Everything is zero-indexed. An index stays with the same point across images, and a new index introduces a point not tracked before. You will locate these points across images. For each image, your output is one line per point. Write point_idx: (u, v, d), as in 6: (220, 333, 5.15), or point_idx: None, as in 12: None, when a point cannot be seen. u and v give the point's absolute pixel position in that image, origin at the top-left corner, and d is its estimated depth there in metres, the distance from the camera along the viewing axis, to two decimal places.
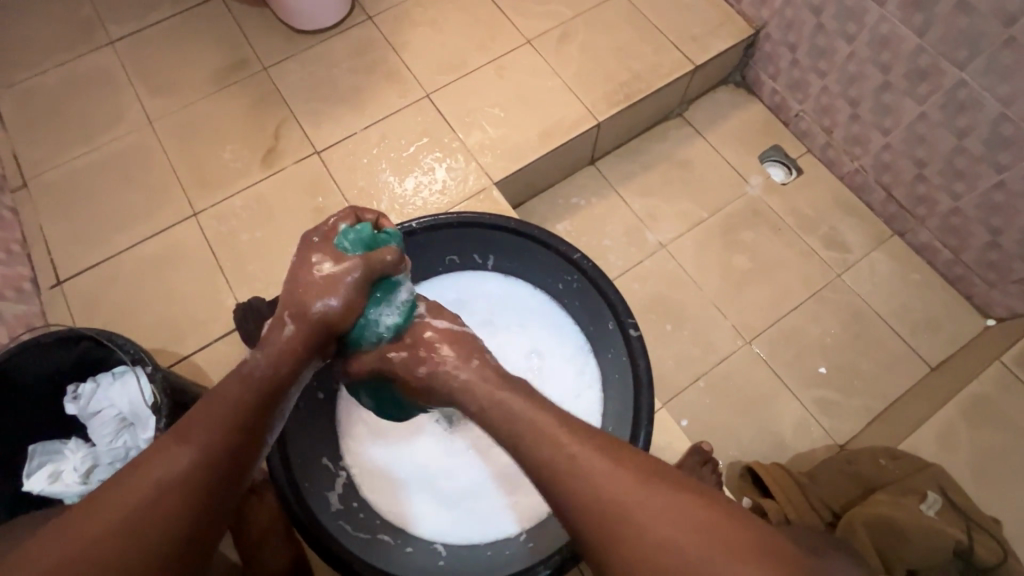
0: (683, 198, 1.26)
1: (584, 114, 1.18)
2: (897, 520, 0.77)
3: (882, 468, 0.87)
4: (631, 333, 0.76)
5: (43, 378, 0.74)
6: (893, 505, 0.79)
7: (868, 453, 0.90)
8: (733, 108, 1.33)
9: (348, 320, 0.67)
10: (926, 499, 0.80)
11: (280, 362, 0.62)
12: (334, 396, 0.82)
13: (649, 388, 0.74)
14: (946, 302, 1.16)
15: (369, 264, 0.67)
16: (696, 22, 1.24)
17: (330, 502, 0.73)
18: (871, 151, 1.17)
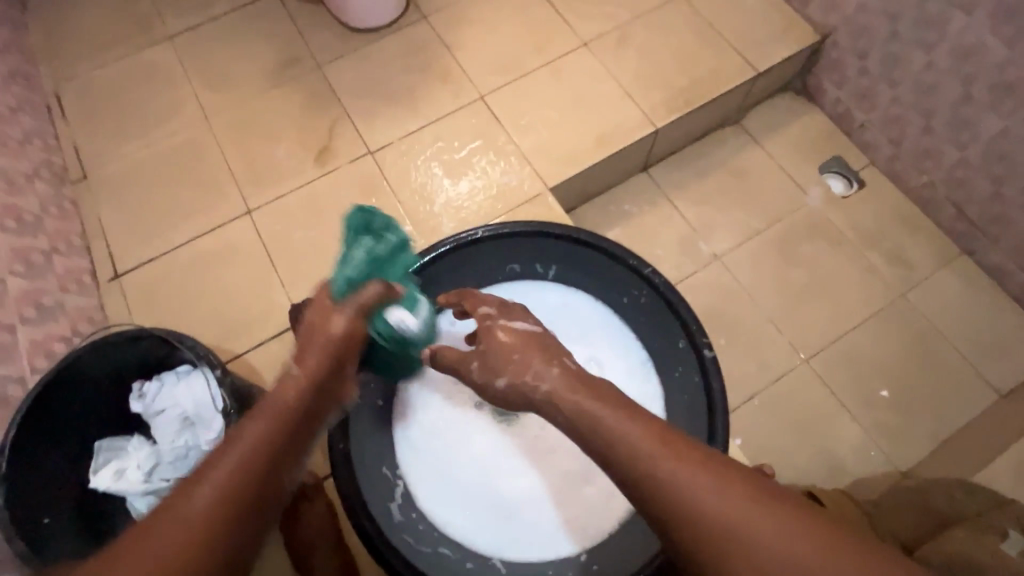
0: (739, 208, 1.22)
1: (642, 120, 1.15)
2: (978, 557, 0.73)
3: (958, 501, 0.83)
4: (706, 353, 0.76)
5: (110, 375, 0.74)
6: (971, 541, 0.75)
7: (942, 485, 0.86)
8: (793, 117, 1.29)
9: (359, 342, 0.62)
10: (1010, 538, 0.75)
11: (295, 392, 0.55)
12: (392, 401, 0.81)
13: (724, 408, 0.74)
14: (1018, 327, 1.10)
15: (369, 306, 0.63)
16: (760, 27, 1.20)
17: (391, 514, 0.74)
18: (942, 166, 1.12)
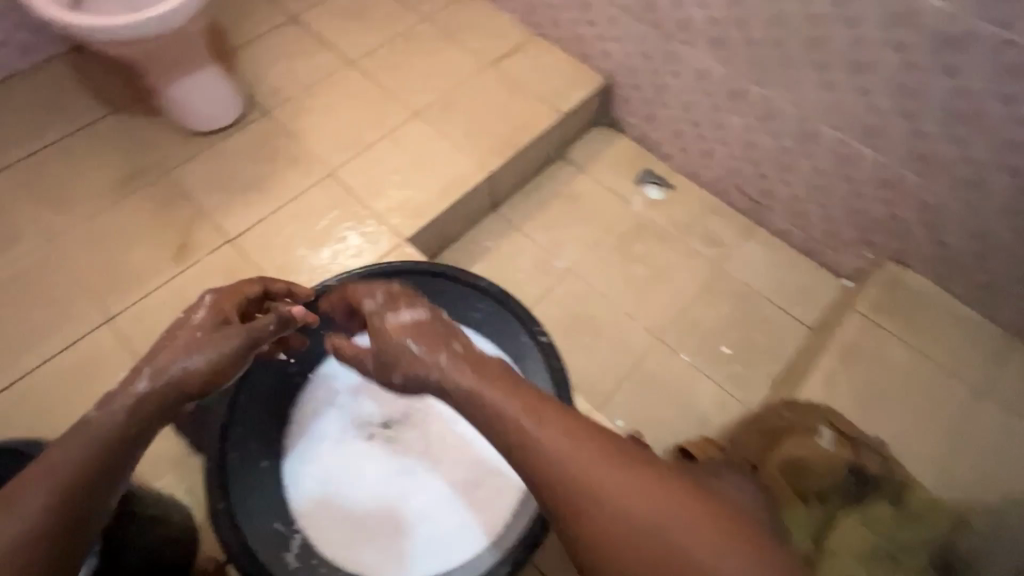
0: (579, 225, 1.42)
1: (476, 167, 1.32)
2: (805, 457, 0.89)
3: (784, 419, 0.96)
4: (541, 339, 0.88)
5: None
6: (799, 445, 0.91)
7: (771, 409, 0.98)
8: (605, 144, 1.54)
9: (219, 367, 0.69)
10: (823, 436, 0.93)
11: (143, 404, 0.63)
12: (280, 459, 0.86)
13: (565, 381, 0.84)
14: (812, 273, 1.35)
15: (252, 330, 0.72)
16: (558, 79, 1.46)
17: (286, 562, 0.77)
18: (719, 161, 1.39)
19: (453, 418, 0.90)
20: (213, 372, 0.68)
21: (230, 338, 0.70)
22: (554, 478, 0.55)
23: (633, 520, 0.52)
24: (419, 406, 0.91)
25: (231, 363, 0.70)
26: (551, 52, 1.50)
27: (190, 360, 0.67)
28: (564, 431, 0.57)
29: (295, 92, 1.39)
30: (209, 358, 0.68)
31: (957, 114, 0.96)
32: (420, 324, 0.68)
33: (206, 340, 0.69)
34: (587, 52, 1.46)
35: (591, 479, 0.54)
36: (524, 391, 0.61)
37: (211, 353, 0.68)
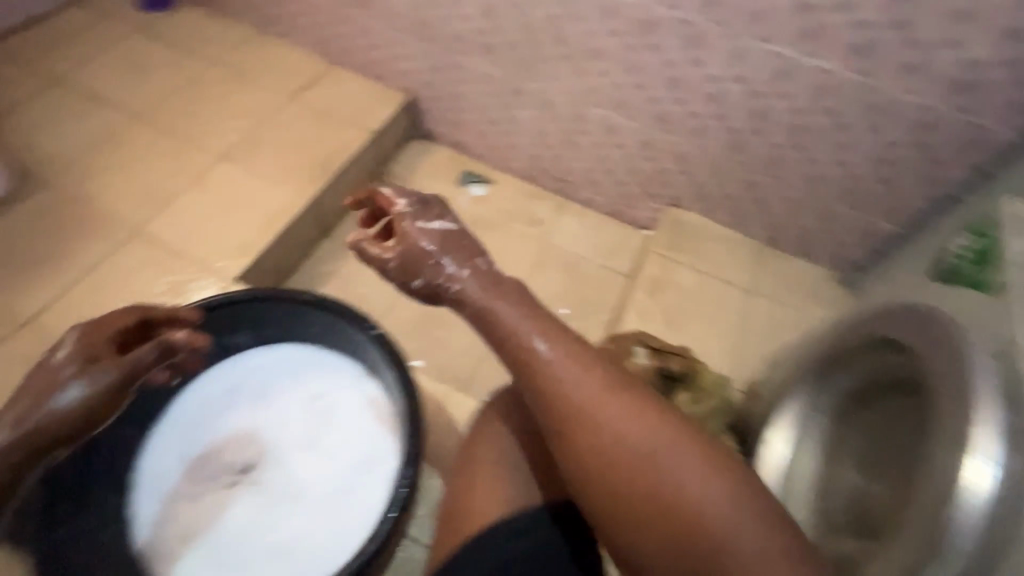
0: (412, 233, 1.51)
1: (297, 197, 1.35)
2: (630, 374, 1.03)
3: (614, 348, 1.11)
4: (377, 334, 0.92)
5: None
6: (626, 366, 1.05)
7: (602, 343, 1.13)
8: (423, 155, 1.66)
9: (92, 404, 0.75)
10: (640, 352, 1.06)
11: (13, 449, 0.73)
12: (134, 517, 0.86)
13: (403, 366, 0.90)
14: (621, 231, 1.57)
15: (124, 366, 0.76)
16: (363, 102, 1.55)
17: None
18: (523, 152, 1.56)
19: (308, 440, 0.92)
20: (87, 411, 0.75)
21: (101, 378, 0.75)
22: (556, 397, 0.68)
23: (631, 444, 0.65)
24: (273, 438, 0.92)
25: (109, 402, 0.77)
26: (352, 78, 1.58)
27: (60, 404, 0.74)
28: (571, 358, 0.69)
29: (79, 153, 1.30)
30: (78, 402, 0.74)
31: (672, 79, 1.21)
32: (443, 239, 0.76)
33: (74, 383, 0.74)
34: (385, 74, 1.56)
35: (591, 403, 0.67)
36: (538, 320, 0.72)
37: (82, 393, 0.74)
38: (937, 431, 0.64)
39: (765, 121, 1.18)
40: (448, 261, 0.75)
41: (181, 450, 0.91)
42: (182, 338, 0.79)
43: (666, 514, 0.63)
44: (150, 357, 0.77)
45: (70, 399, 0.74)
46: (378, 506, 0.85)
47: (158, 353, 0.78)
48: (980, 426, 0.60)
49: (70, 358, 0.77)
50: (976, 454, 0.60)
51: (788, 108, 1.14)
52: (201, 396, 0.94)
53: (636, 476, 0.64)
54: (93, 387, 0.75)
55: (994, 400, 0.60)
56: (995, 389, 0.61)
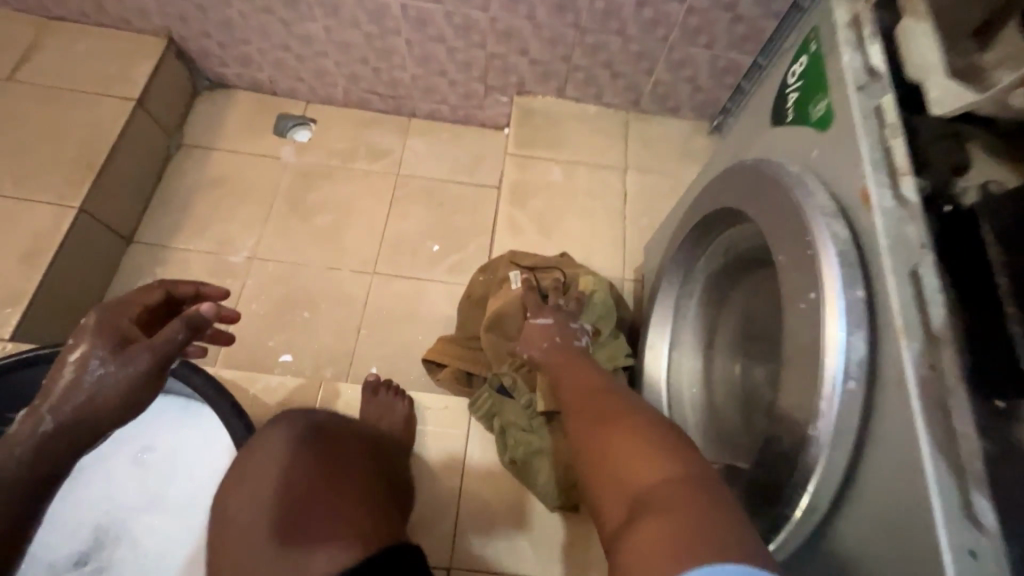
0: (238, 207, 1.27)
1: (59, 209, 1.06)
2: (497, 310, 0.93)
3: (484, 282, 1.02)
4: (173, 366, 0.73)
5: None
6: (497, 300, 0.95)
7: (473, 279, 1.05)
8: (222, 109, 1.36)
9: (140, 385, 0.55)
10: (510, 279, 0.97)
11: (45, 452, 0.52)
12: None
13: (220, 389, 0.72)
14: (478, 137, 1.38)
15: (159, 349, 0.55)
16: (112, 62, 1.21)
17: None
18: (336, 75, 1.30)
19: (149, 499, 0.77)
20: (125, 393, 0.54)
21: (137, 354, 0.55)
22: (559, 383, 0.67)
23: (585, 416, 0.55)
24: (106, 510, 0.77)
25: (151, 382, 0.55)
26: (87, 34, 1.23)
27: (95, 396, 0.54)
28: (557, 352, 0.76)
29: None
30: (119, 390, 0.54)
31: None
32: (547, 329, 0.81)
33: (109, 369, 0.54)
34: (125, 18, 1.21)
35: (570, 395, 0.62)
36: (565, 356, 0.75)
37: (119, 380, 0.54)
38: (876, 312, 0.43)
39: None
40: (545, 341, 0.79)
41: None
42: (210, 308, 0.55)
43: (619, 479, 0.46)
44: (184, 336, 0.56)
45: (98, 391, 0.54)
46: None
47: (191, 332, 0.56)
48: (822, 314, 0.44)
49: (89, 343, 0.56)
50: (825, 355, 0.43)
51: None
52: None
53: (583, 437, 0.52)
54: (132, 361, 0.55)
55: (832, 277, 0.44)
56: (837, 255, 0.44)
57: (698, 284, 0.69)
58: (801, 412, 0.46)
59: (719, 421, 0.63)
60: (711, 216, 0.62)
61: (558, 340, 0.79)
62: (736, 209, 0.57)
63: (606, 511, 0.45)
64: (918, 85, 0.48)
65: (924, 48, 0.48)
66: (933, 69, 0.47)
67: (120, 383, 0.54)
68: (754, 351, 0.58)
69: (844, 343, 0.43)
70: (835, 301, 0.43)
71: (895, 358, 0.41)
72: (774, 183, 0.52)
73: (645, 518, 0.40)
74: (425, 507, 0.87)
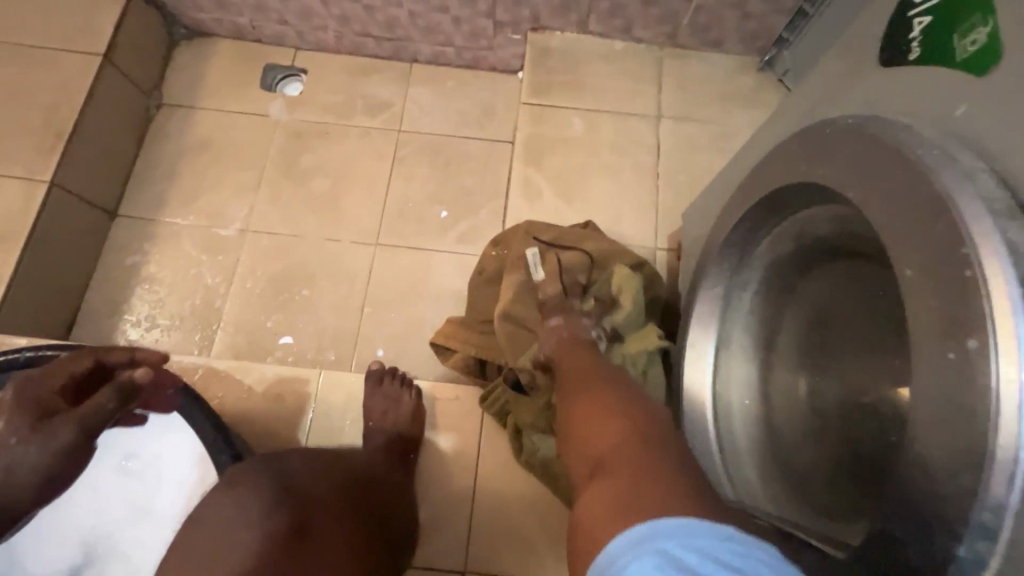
0: (227, 174, 1.16)
1: (29, 184, 0.97)
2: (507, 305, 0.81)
3: (499, 259, 0.90)
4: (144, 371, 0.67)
5: None
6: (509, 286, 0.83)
7: (484, 255, 0.92)
8: (203, 62, 1.22)
9: (65, 461, 0.56)
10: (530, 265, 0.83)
11: None
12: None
13: None
14: (489, 84, 1.21)
15: (86, 421, 0.57)
16: (73, 11, 1.07)
17: None
18: (323, 16, 1.13)
19: (137, 513, 0.72)
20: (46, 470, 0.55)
21: (59, 431, 0.55)
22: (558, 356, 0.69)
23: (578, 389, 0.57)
24: (92, 523, 0.72)
25: (75, 456, 0.57)
26: None
27: (13, 475, 0.54)
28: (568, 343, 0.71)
29: None
30: (38, 466, 0.54)
31: None
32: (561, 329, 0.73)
33: (31, 446, 0.54)
34: None
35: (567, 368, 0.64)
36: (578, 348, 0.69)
37: (41, 455, 0.54)
38: None
39: None
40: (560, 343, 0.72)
41: None
42: (145, 375, 0.59)
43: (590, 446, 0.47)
44: (114, 405, 0.58)
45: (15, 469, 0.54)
46: None
47: (122, 401, 0.59)
48: (993, 370, 0.31)
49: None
50: (993, 433, 0.30)
51: None
52: None
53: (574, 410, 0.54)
54: (55, 437, 0.55)
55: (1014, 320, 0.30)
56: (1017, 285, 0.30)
57: (754, 275, 0.56)
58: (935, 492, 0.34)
59: (781, 448, 0.52)
60: (792, 191, 0.47)
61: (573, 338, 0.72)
62: (835, 190, 0.42)
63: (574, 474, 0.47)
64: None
65: None
66: None
67: (41, 460, 0.55)
68: (846, 372, 0.45)
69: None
70: (1015, 355, 0.30)
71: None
72: (903, 163, 0.37)
73: (598, 480, 0.42)
74: (434, 508, 0.80)
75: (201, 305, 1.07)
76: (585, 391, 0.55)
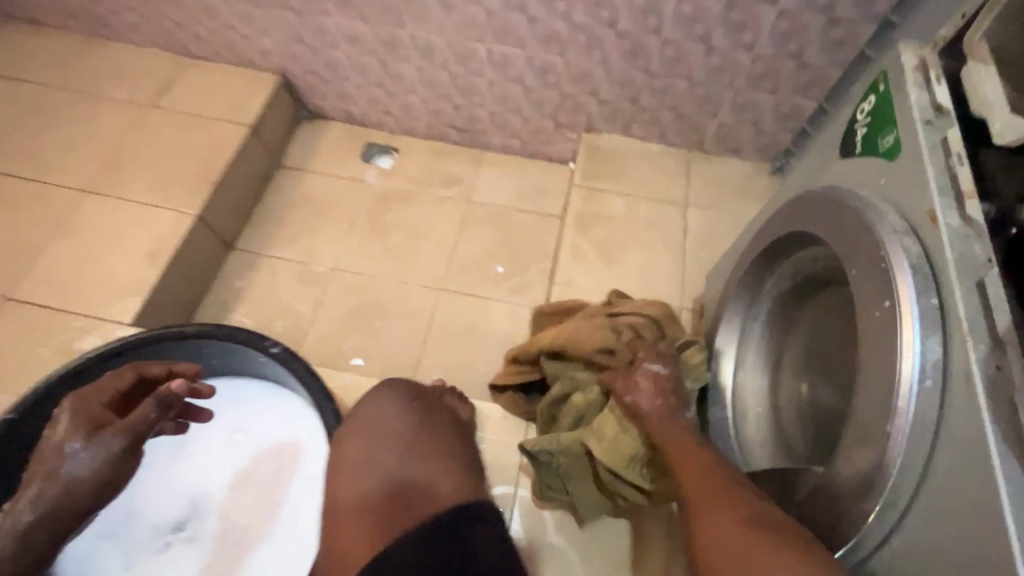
0: (325, 222, 1.40)
1: (179, 216, 1.22)
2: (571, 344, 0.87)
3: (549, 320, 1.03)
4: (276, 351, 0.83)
5: None
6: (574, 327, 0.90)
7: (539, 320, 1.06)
8: (318, 137, 1.52)
9: (114, 465, 0.73)
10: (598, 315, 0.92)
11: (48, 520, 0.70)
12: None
13: (316, 375, 0.81)
14: (544, 170, 1.47)
15: (130, 430, 0.74)
16: (233, 93, 1.39)
17: None
18: (421, 109, 1.43)
19: (240, 474, 0.86)
20: (104, 473, 0.73)
21: (109, 440, 0.73)
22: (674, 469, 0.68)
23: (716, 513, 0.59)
24: (201, 479, 0.86)
25: (123, 463, 0.74)
26: (214, 69, 1.42)
27: (81, 472, 0.72)
28: (658, 399, 0.76)
29: None
30: (99, 471, 0.72)
31: None
32: (659, 378, 0.77)
33: (91, 453, 0.72)
34: (248, 57, 1.40)
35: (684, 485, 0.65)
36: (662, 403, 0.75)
37: (93, 461, 0.72)
38: (954, 322, 0.50)
39: (655, 18, 1.07)
40: (648, 396, 0.76)
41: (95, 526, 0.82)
42: (179, 387, 0.75)
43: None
44: (154, 414, 0.75)
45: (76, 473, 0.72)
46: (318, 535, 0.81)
47: (159, 411, 0.75)
48: (899, 319, 0.52)
49: (65, 433, 0.73)
50: (902, 356, 0.51)
51: None
52: None
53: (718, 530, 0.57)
54: (109, 444, 0.73)
55: (907, 287, 0.52)
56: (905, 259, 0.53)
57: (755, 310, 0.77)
58: (878, 405, 0.54)
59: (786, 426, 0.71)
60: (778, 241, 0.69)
61: (665, 392, 0.76)
62: (811, 234, 0.64)
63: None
64: (985, 120, 0.55)
65: (989, 88, 0.56)
66: (996, 106, 0.54)
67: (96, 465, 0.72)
68: (825, 359, 0.65)
69: (919, 346, 0.51)
70: (910, 309, 0.51)
71: (960, 359, 0.49)
72: (848, 211, 0.59)
73: None
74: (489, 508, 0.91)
75: (289, 325, 1.27)
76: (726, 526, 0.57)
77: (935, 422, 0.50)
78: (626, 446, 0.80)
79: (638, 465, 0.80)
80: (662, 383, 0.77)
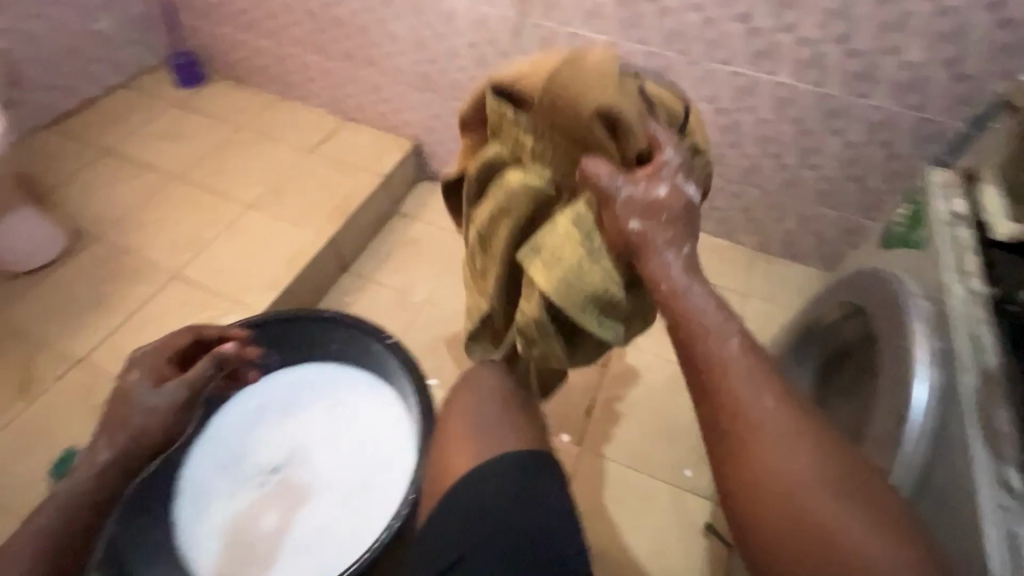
0: (424, 262, 1.62)
1: (316, 236, 1.49)
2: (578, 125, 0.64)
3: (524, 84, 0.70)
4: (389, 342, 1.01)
5: None
6: (574, 101, 0.64)
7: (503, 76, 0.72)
8: (432, 193, 1.78)
9: (170, 414, 0.74)
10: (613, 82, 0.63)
11: (103, 473, 0.70)
12: (169, 530, 0.92)
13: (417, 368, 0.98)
14: None
15: (188, 383, 0.75)
16: (375, 150, 1.70)
17: None
18: None
19: (332, 439, 1.01)
20: (159, 420, 0.73)
21: (169, 389, 0.74)
22: (740, 408, 0.56)
23: (782, 470, 0.55)
24: (300, 438, 1.02)
25: (179, 415, 0.74)
26: (364, 130, 1.75)
27: (140, 420, 0.72)
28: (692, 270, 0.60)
29: (123, 214, 1.48)
30: (155, 421, 0.73)
31: None
32: (687, 203, 0.61)
33: (151, 403, 0.73)
34: (393, 125, 1.72)
35: (750, 430, 0.56)
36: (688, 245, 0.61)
37: (158, 408, 0.73)
38: (949, 357, 0.70)
39: (736, 134, 1.28)
40: (663, 218, 0.61)
41: (211, 460, 0.98)
42: (232, 349, 0.80)
43: (802, 521, 0.54)
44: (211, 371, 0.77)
45: (133, 425, 0.72)
46: (391, 499, 0.94)
47: (216, 367, 0.78)
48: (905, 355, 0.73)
49: (132, 379, 0.75)
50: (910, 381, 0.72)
51: (754, 120, 1.24)
52: (236, 406, 1.03)
53: (787, 498, 0.54)
54: (165, 393, 0.74)
55: (917, 334, 0.73)
56: (921, 325, 0.74)
57: (815, 356, 1.03)
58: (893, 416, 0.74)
59: None
60: (835, 309, 0.95)
61: (672, 210, 0.61)
62: (856, 304, 0.89)
63: (767, 528, 0.55)
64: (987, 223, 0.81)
65: (992, 203, 0.82)
66: (997, 216, 0.81)
67: (152, 413, 0.73)
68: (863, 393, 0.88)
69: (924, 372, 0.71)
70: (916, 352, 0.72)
71: (954, 384, 0.69)
72: (882, 286, 0.83)
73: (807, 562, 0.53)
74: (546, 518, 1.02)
75: None
76: (802, 468, 0.55)
77: (932, 429, 0.70)
78: (593, 282, 0.65)
79: (597, 309, 0.67)
80: (671, 206, 0.61)
